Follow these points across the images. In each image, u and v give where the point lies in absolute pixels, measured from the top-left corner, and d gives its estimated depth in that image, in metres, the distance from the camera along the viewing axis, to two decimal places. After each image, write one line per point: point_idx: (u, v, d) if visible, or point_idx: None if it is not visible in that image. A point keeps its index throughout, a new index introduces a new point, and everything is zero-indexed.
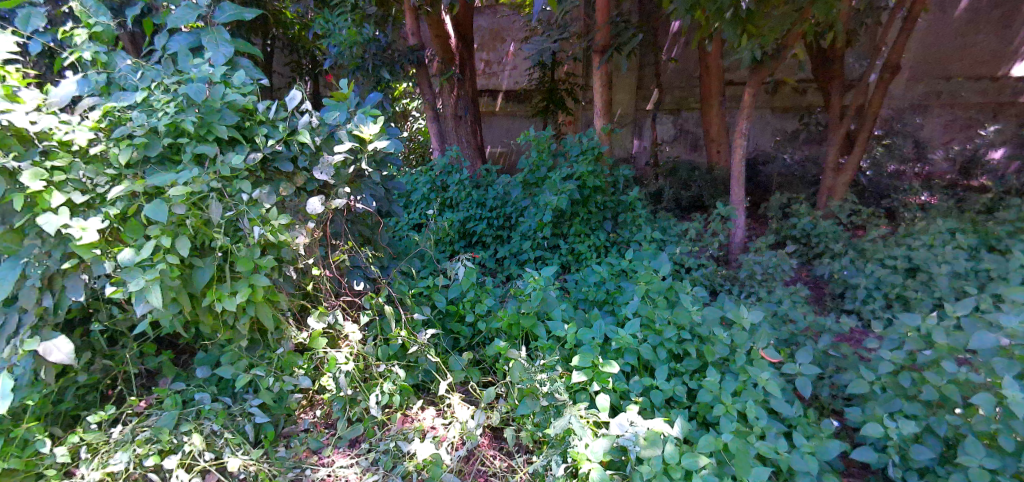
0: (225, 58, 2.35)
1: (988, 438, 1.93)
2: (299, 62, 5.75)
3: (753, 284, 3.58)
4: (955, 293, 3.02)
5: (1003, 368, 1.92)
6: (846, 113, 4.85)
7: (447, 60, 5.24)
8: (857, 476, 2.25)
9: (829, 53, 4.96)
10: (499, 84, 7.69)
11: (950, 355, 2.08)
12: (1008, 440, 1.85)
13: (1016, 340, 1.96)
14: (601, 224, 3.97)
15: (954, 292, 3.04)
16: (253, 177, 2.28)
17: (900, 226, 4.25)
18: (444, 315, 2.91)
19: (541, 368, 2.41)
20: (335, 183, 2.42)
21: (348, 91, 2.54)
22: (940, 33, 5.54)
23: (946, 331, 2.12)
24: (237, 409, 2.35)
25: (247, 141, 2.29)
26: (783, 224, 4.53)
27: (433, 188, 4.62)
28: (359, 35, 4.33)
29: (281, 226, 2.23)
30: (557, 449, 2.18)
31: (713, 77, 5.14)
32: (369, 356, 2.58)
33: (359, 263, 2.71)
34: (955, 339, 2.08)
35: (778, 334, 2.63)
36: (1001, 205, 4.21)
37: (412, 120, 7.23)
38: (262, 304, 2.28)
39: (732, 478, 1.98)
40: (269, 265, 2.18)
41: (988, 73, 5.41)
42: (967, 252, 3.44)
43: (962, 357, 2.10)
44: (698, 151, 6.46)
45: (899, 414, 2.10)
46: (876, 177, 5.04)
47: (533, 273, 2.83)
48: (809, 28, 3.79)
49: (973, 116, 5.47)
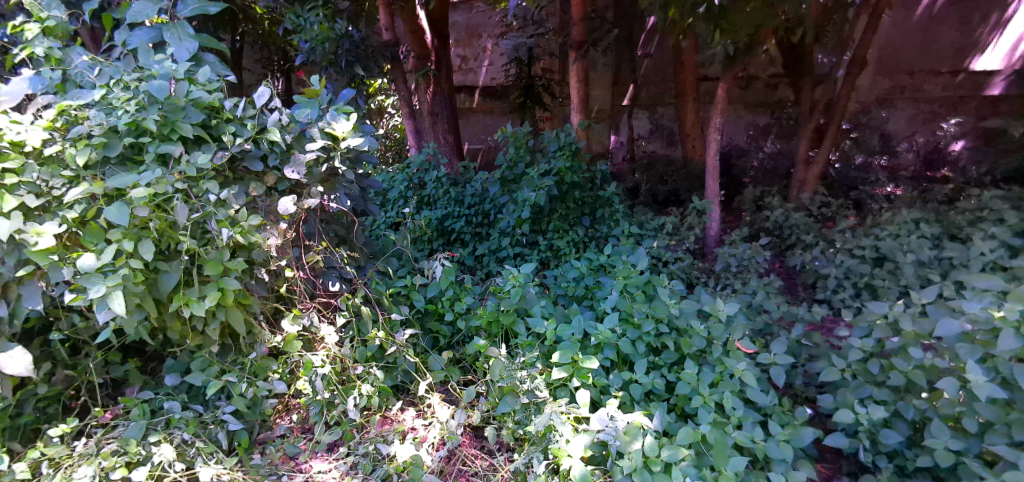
0: (189, 53, 2.26)
1: (952, 420, 1.97)
2: (270, 58, 5.61)
3: (728, 276, 3.62)
4: (920, 281, 3.11)
5: (966, 354, 1.97)
6: (816, 107, 4.92)
7: (423, 56, 5.19)
8: (830, 461, 2.29)
9: (799, 48, 5.03)
10: (477, 80, 7.63)
11: (916, 342, 2.12)
12: (972, 422, 1.88)
13: (978, 326, 2.00)
14: (580, 220, 3.97)
15: (919, 280, 3.14)
16: (221, 177, 2.21)
17: (868, 217, 4.36)
18: (423, 315, 2.86)
19: (522, 365, 2.40)
20: (308, 183, 2.35)
21: (320, 87, 2.47)
22: (903, 30, 5.68)
23: (912, 318, 2.18)
24: (209, 417, 2.27)
25: (214, 141, 2.21)
26: (757, 218, 4.58)
27: (410, 186, 4.51)
28: (332, 30, 4.20)
29: (251, 227, 2.17)
30: (539, 446, 2.17)
31: (688, 72, 5.19)
32: (347, 359, 2.52)
33: (335, 264, 2.65)
34: (921, 326, 2.14)
35: (753, 324, 2.67)
36: (962, 196, 4.33)
37: (387, 117, 7.12)
38: (233, 309, 2.22)
39: (711, 469, 2.00)
40: (240, 268, 2.11)
41: (951, 68, 5.60)
42: (931, 241, 3.55)
43: (928, 344, 2.15)
44: (674, 146, 6.52)
45: (869, 400, 2.13)
46: (845, 170, 5.13)
47: (512, 270, 2.80)
48: (779, 24, 3.83)
49: (936, 110, 5.62)
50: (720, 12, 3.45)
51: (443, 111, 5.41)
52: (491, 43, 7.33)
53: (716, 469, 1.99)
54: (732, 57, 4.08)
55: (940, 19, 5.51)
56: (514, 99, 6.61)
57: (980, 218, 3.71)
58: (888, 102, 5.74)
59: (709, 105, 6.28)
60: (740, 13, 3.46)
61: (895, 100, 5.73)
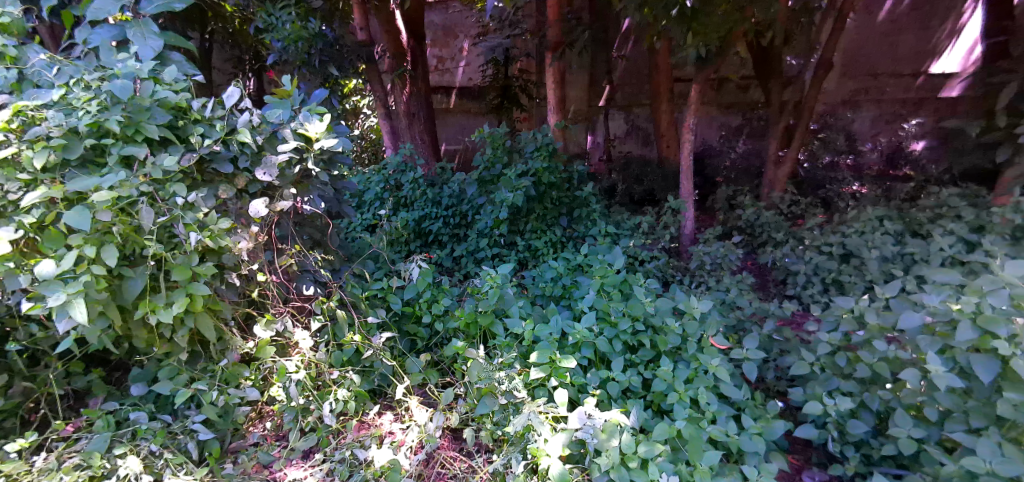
0: (153, 52, 2.19)
1: (915, 410, 2.03)
2: (241, 57, 5.50)
3: (702, 274, 3.67)
4: (884, 276, 3.20)
5: (926, 345, 1.98)
6: (785, 108, 5.00)
7: (398, 56, 5.15)
8: (800, 452, 2.34)
9: (769, 50, 5.11)
10: (453, 80, 7.59)
11: (880, 335, 2.17)
12: (933, 411, 1.95)
13: (938, 318, 2.03)
14: (558, 220, 3.98)
15: (883, 275, 3.23)
16: (189, 179, 2.16)
17: (835, 214, 4.46)
18: (400, 317, 2.82)
19: (500, 366, 2.38)
20: (280, 184, 2.30)
21: (292, 87, 2.42)
22: (866, 33, 5.84)
23: (876, 312, 2.24)
24: (178, 427, 2.21)
25: (182, 142, 2.16)
26: (730, 217, 4.65)
27: (386, 187, 4.45)
28: (305, 29, 4.11)
29: (221, 230, 2.12)
30: (518, 447, 2.16)
31: (663, 73, 5.24)
32: (322, 364, 2.47)
33: (309, 267, 2.61)
34: (885, 319, 2.19)
35: (727, 320, 2.71)
36: (923, 194, 4.46)
37: (363, 118, 7.04)
38: (202, 315, 2.16)
39: (686, 464, 2.02)
40: (210, 273, 2.06)
41: (911, 70, 5.74)
42: (894, 237, 3.65)
43: (892, 336, 2.20)
44: (650, 146, 6.59)
45: (837, 392, 2.18)
46: (814, 169, 5.24)
47: (489, 271, 2.78)
48: (750, 26, 3.87)
49: (898, 111, 5.79)
50: (692, 15, 3.49)
51: (419, 111, 5.37)
52: (467, 44, 7.31)
53: (691, 464, 2.01)
54: (704, 59, 4.11)
55: (901, 23, 5.69)
56: (491, 99, 6.60)
57: (941, 215, 3.83)
58: (854, 104, 5.94)
59: (683, 105, 6.37)
60: (710, 15, 3.50)
61: (860, 101, 5.93)
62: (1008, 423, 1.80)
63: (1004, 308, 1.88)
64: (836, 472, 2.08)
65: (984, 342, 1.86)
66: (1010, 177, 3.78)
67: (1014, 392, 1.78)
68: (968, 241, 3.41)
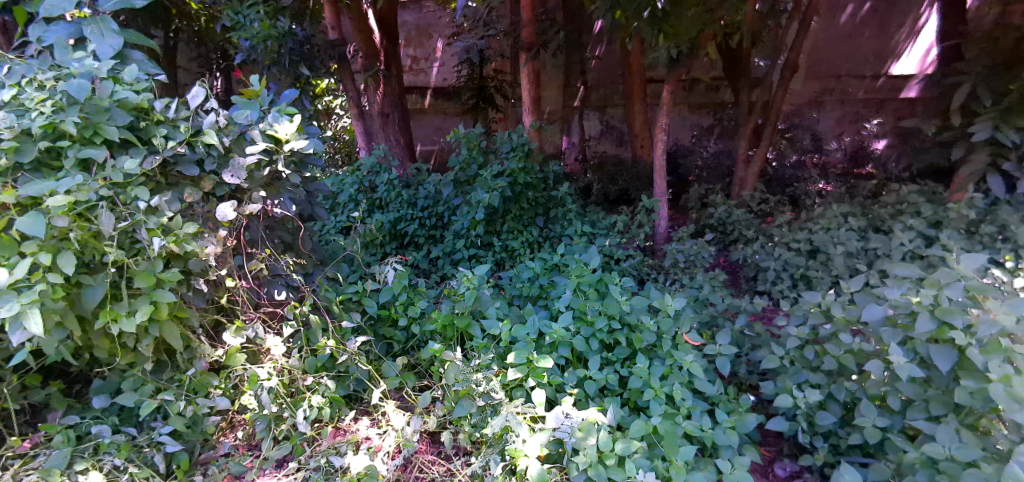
0: (112, 50, 2.11)
1: (879, 400, 2.08)
2: (208, 56, 5.37)
3: (677, 272, 3.70)
4: (849, 271, 3.29)
5: (889, 337, 2.03)
6: (754, 108, 5.09)
7: (371, 56, 5.08)
8: (772, 444, 2.38)
9: (738, 52, 5.19)
10: (428, 80, 7.53)
11: (845, 328, 2.22)
12: (896, 401, 1.99)
13: (900, 310, 2.05)
14: (534, 220, 3.97)
15: (848, 270, 3.32)
16: (152, 183, 2.09)
17: (803, 212, 4.55)
18: (376, 321, 2.78)
19: (477, 368, 2.37)
20: (249, 187, 2.24)
21: (260, 87, 2.35)
22: (830, 36, 6.01)
23: (842, 305, 2.27)
24: (144, 440, 2.13)
25: (144, 144, 2.09)
26: (702, 215, 4.70)
27: (360, 189, 4.37)
28: (274, 28, 4.02)
29: (187, 235, 2.06)
30: (496, 448, 2.15)
31: (636, 74, 5.28)
32: (295, 370, 2.41)
33: (280, 271, 2.52)
34: (851, 312, 2.22)
35: (700, 316, 2.73)
36: (885, 191, 4.58)
37: (336, 118, 6.93)
38: (167, 323, 2.09)
39: (662, 459, 2.04)
40: (175, 279, 1.99)
41: (872, 72, 5.98)
42: (858, 233, 3.75)
43: (857, 329, 2.24)
44: (624, 146, 6.65)
45: (806, 384, 2.22)
46: (782, 168, 5.35)
47: (466, 272, 2.76)
48: (719, 28, 3.92)
49: (860, 111, 5.98)
50: (663, 17, 3.53)
51: (393, 111, 5.31)
52: (441, 43, 7.26)
53: (668, 459, 2.02)
54: (676, 60, 4.14)
55: (862, 27, 5.91)
56: (466, 100, 6.58)
57: (900, 212, 3.96)
58: (819, 104, 6.06)
59: (655, 106, 6.43)
60: (681, 17, 3.55)
61: (825, 102, 6.06)
62: (965, 410, 1.85)
63: (961, 300, 1.93)
64: (806, 462, 2.13)
65: (942, 332, 1.91)
66: (965, 174, 3.93)
67: (970, 379, 1.83)
68: (926, 236, 3.57)
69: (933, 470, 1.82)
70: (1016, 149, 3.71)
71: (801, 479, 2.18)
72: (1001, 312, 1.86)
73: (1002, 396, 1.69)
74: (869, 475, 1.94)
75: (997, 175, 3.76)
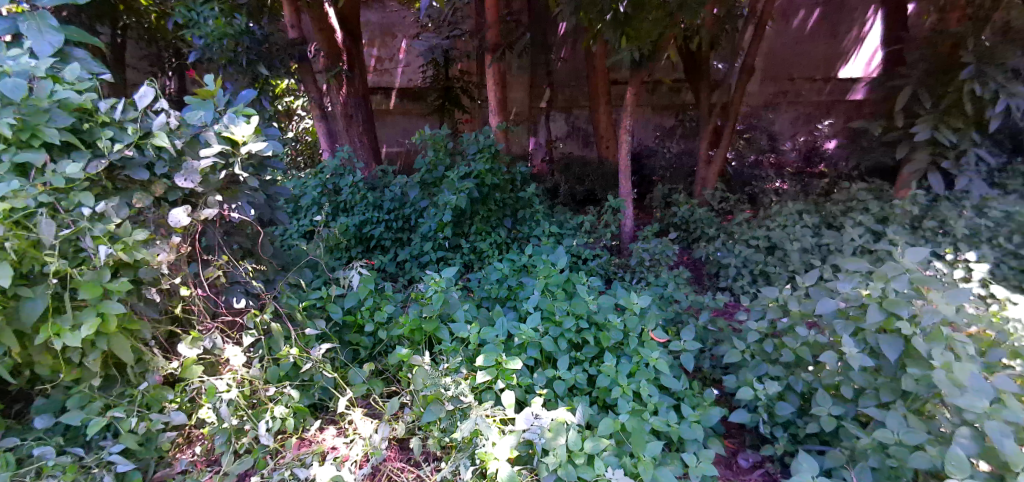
0: (52, 48, 1.99)
1: (834, 389, 2.14)
2: (160, 55, 5.16)
3: (643, 270, 3.72)
4: (804, 266, 3.40)
5: (841, 329, 2.08)
6: (713, 110, 5.19)
7: (334, 56, 4.98)
8: (735, 436, 2.42)
9: (697, 55, 5.28)
10: (393, 81, 7.41)
11: (801, 320, 2.27)
12: (849, 389, 2.05)
13: (850, 303, 2.12)
14: (502, 221, 3.95)
15: (804, 266, 3.43)
16: (97, 188, 1.99)
17: (762, 210, 4.66)
18: (341, 327, 2.70)
19: (446, 371, 2.32)
20: (204, 191, 2.14)
21: (215, 87, 2.25)
22: (782, 41, 6.23)
23: (798, 299, 2.32)
24: (92, 460, 2.01)
25: (88, 147, 1.98)
26: (666, 214, 4.76)
27: (324, 192, 4.21)
28: (229, 26, 3.88)
29: (135, 242, 1.96)
30: (466, 452, 2.11)
31: (600, 76, 5.32)
32: (256, 380, 2.32)
33: (239, 278, 2.43)
34: (806, 305, 2.28)
35: (665, 313, 2.76)
36: (836, 189, 4.74)
37: (297, 120, 6.76)
38: (116, 335, 1.98)
39: (630, 456, 2.04)
40: (124, 289, 1.89)
41: (822, 75, 6.13)
42: (813, 230, 3.86)
43: (812, 321, 2.30)
44: (590, 147, 6.71)
45: (766, 377, 2.26)
46: (740, 168, 5.46)
47: (433, 275, 2.72)
48: (679, 32, 3.97)
49: (812, 113, 6.19)
50: (625, 20, 3.58)
51: (357, 112, 5.21)
52: (406, 44, 7.18)
53: (635, 456, 2.02)
54: (638, 62, 4.19)
55: (813, 32, 6.11)
56: (432, 101, 6.52)
57: (850, 208, 4.10)
58: (774, 105, 6.28)
59: (619, 107, 6.52)
60: (642, 20, 3.60)
61: (779, 104, 6.31)
62: (912, 396, 1.91)
63: (906, 292, 1.98)
64: (768, 453, 2.17)
65: (889, 323, 1.96)
66: (908, 173, 4.12)
67: (915, 367, 1.88)
68: (874, 231, 3.71)
69: (885, 454, 1.88)
70: (953, 148, 3.98)
71: (764, 469, 2.22)
72: (942, 302, 1.93)
73: (944, 381, 1.75)
74: (826, 462, 1.98)
75: (936, 173, 3.97)
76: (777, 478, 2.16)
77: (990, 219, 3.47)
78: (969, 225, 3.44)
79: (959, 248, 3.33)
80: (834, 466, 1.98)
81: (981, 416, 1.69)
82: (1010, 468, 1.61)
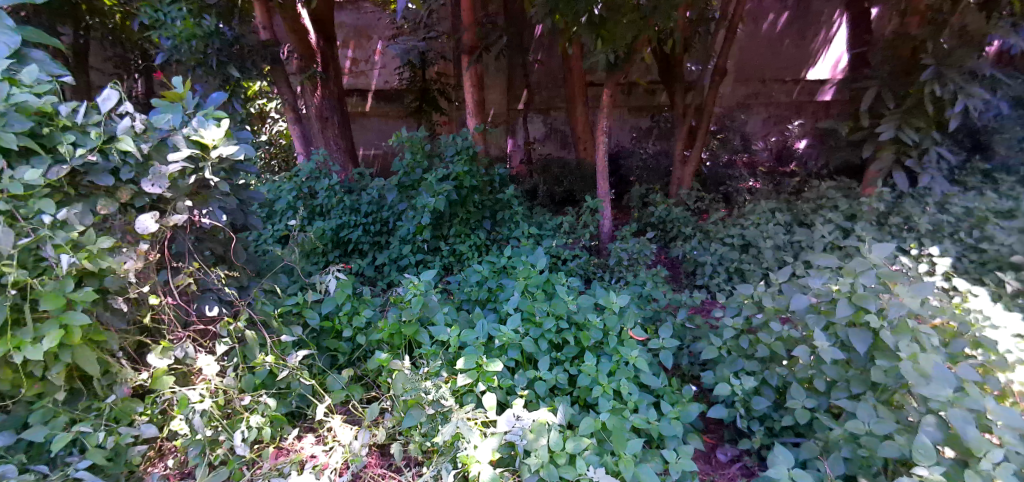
0: (8, 49, 1.91)
1: (807, 382, 2.17)
2: (126, 57, 5.01)
3: (621, 269, 3.73)
4: (778, 263, 3.47)
5: (813, 323, 2.12)
6: (688, 111, 5.24)
7: (308, 57, 4.91)
8: (714, 431, 2.44)
9: (671, 57, 5.33)
10: (369, 83, 7.34)
11: (775, 316, 2.31)
12: (821, 382, 2.09)
13: (821, 298, 2.18)
14: (481, 223, 3.93)
15: (777, 262, 3.50)
16: (59, 195, 1.92)
17: (736, 208, 4.73)
18: (318, 333, 2.66)
19: (426, 375, 2.29)
20: (173, 196, 2.09)
21: (184, 90, 2.20)
22: (753, 44, 6.28)
23: (771, 295, 2.36)
24: (57, 477, 1.92)
25: (48, 152, 1.91)
26: (643, 213, 4.78)
27: (299, 196, 4.14)
28: (198, 27, 3.79)
29: (100, 251, 1.91)
30: (448, 455, 2.08)
31: (576, 78, 5.33)
32: (231, 389, 2.26)
33: (211, 285, 2.36)
34: (779, 301, 2.32)
35: (644, 312, 2.78)
36: (807, 187, 4.83)
37: (270, 123, 6.65)
38: (81, 347, 1.91)
39: (611, 454, 2.04)
40: (88, 298, 1.83)
41: (791, 77, 6.32)
42: (785, 227, 3.93)
43: (786, 317, 2.33)
44: (568, 149, 6.73)
45: (742, 372, 2.29)
46: (714, 167, 5.53)
47: (412, 278, 2.69)
48: (654, 34, 4.00)
49: (782, 114, 6.34)
50: (600, 22, 3.59)
51: (332, 115, 5.14)
52: (382, 46, 7.11)
53: (617, 454, 2.02)
54: (614, 64, 4.20)
55: (782, 34, 6.23)
56: (409, 103, 6.48)
57: (820, 206, 4.18)
58: (746, 107, 6.37)
59: (595, 108, 6.55)
60: (618, 22, 3.62)
61: (752, 105, 6.35)
62: (881, 387, 1.94)
63: (874, 286, 2.02)
64: (745, 447, 2.19)
65: (858, 316, 1.99)
66: (874, 170, 4.23)
67: (883, 359, 1.92)
68: (843, 228, 3.80)
69: (856, 444, 1.91)
70: (916, 147, 4.07)
71: (742, 462, 2.24)
72: (907, 295, 1.96)
73: (911, 372, 1.79)
74: (801, 453, 2.00)
75: (901, 172, 4.07)
76: (754, 470, 2.18)
77: (951, 215, 3.58)
78: (932, 221, 3.54)
79: (922, 243, 3.43)
80: (809, 457, 2.00)
81: (946, 404, 1.73)
82: (971, 453, 1.67)
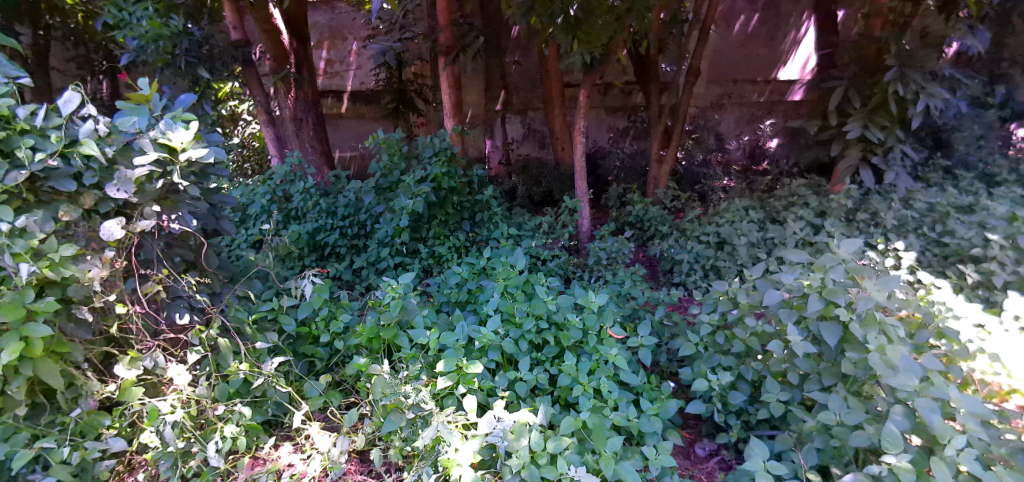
0: None
1: (781, 376, 2.20)
2: (89, 57, 4.85)
3: (600, 268, 3.74)
4: (752, 260, 3.52)
5: (786, 318, 2.14)
6: (663, 111, 5.28)
7: (280, 58, 4.82)
8: (692, 426, 2.46)
9: (647, 58, 5.37)
10: (344, 84, 7.25)
11: (750, 312, 2.33)
12: (795, 376, 2.11)
13: (793, 293, 2.21)
14: (460, 225, 3.90)
15: (751, 259, 3.56)
16: (17, 202, 1.85)
17: (711, 207, 4.78)
18: (295, 338, 2.61)
19: (406, 379, 2.27)
20: (139, 201, 2.02)
21: (150, 92, 2.14)
22: (725, 45, 6.38)
23: (746, 291, 2.38)
24: None
25: (4, 157, 1.83)
26: (621, 213, 4.81)
27: (274, 199, 4.05)
28: (165, 27, 3.68)
29: (62, 259, 1.85)
30: (428, 460, 2.05)
31: (553, 78, 5.34)
32: (203, 399, 2.19)
33: (182, 293, 2.27)
34: (752, 297, 2.34)
35: (623, 310, 2.79)
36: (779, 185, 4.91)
37: (243, 125, 6.52)
38: (43, 360, 1.85)
39: (592, 453, 2.03)
40: (52, 309, 1.78)
41: (763, 77, 6.39)
42: (758, 225, 4.00)
43: (760, 312, 2.35)
44: (546, 149, 6.74)
45: (718, 367, 2.31)
46: (690, 166, 5.59)
47: (390, 281, 2.65)
48: (629, 35, 4.01)
49: (755, 113, 6.42)
50: (576, 23, 3.58)
51: (307, 116, 5.06)
52: (357, 46, 7.02)
53: (597, 452, 2.02)
54: (590, 65, 4.21)
55: (754, 35, 6.31)
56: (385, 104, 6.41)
57: (791, 203, 4.25)
58: (720, 106, 6.45)
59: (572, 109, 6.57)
60: (593, 23, 3.62)
61: (725, 105, 6.46)
62: (851, 379, 1.97)
63: (843, 281, 2.06)
64: (723, 441, 2.21)
65: (828, 310, 2.03)
66: (842, 168, 4.26)
67: (853, 351, 1.95)
68: (814, 225, 3.87)
69: (828, 435, 1.94)
70: (881, 144, 4.15)
71: (720, 456, 2.26)
72: (874, 289, 2.00)
73: (879, 363, 1.82)
74: (776, 446, 2.02)
75: (867, 169, 4.12)
76: (731, 464, 2.21)
77: (916, 211, 3.68)
78: (898, 217, 3.64)
79: (889, 238, 3.52)
80: (784, 449, 2.02)
81: (912, 393, 1.78)
82: (937, 440, 1.72)
